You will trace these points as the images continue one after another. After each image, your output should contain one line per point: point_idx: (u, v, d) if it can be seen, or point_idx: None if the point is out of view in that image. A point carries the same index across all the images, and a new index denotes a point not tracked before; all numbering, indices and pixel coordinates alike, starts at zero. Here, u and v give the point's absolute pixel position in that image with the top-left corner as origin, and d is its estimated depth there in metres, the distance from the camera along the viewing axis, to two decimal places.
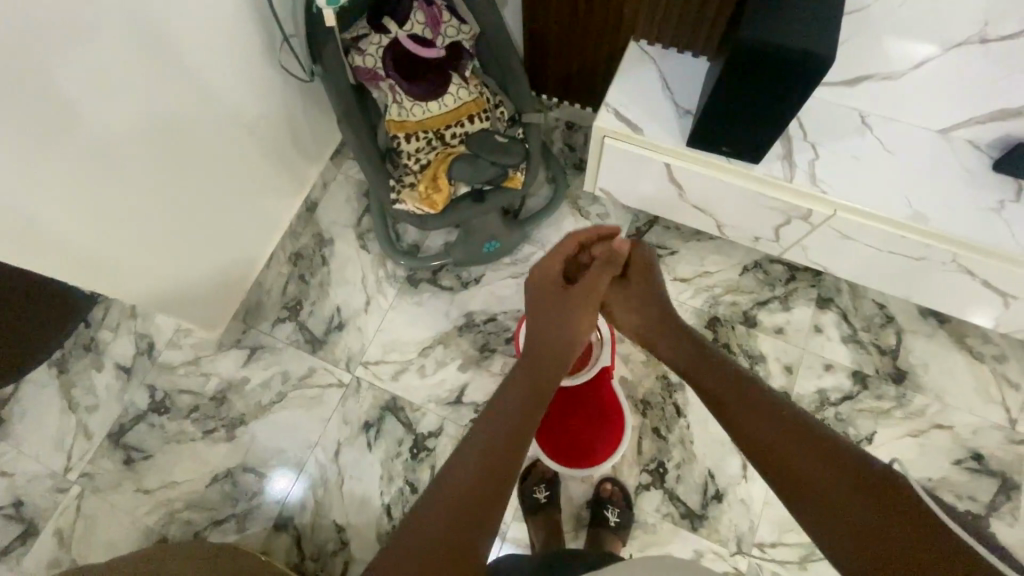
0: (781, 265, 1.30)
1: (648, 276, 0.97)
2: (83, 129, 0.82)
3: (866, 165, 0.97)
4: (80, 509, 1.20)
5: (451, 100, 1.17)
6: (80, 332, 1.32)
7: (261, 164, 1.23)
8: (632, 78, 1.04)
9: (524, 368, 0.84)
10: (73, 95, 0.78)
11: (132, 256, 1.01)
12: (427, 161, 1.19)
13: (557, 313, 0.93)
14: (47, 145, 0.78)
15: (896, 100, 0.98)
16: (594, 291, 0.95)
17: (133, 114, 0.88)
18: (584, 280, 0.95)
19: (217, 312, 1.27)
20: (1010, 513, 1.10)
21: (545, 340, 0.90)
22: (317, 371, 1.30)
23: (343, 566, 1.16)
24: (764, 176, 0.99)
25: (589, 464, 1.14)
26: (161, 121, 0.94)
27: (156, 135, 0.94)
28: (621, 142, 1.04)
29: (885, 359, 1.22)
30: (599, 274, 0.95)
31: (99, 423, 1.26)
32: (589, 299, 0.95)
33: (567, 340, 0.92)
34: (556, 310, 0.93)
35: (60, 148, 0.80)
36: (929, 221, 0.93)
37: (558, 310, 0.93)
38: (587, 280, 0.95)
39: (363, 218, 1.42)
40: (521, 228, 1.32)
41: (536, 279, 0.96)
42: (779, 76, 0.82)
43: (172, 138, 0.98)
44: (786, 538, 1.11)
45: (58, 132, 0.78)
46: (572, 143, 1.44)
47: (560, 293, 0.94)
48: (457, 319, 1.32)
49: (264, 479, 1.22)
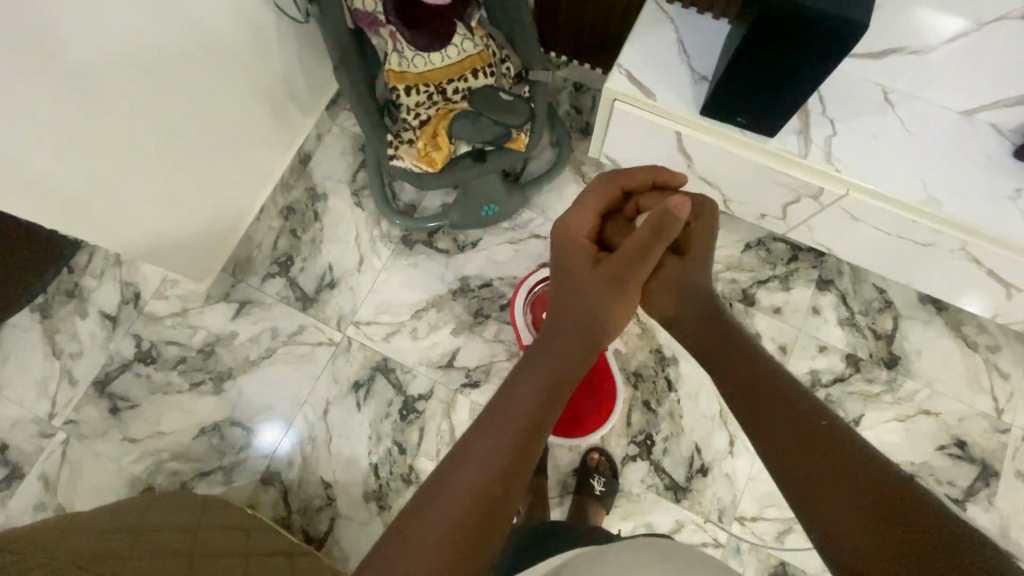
0: (783, 244, 1.27)
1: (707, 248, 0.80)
2: (71, 67, 0.77)
3: (884, 145, 0.93)
4: (66, 455, 1.20)
5: (455, 52, 1.09)
6: (62, 277, 1.28)
7: (255, 111, 1.17)
8: (647, 39, 0.97)
9: (541, 356, 0.66)
10: (58, 28, 0.73)
11: (124, 204, 0.97)
12: (427, 116, 1.13)
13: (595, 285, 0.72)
14: (35, 82, 0.73)
15: (920, 77, 0.94)
16: (642, 262, 0.74)
17: (122, 53, 0.83)
18: (625, 248, 0.73)
19: (208, 265, 1.25)
20: (986, 498, 1.13)
21: (573, 322, 0.70)
22: (307, 329, 1.27)
23: (329, 521, 1.17)
24: (778, 151, 0.95)
25: (580, 433, 1.14)
26: (150, 60, 0.89)
27: (147, 76, 0.90)
28: (632, 107, 0.99)
29: (880, 343, 1.21)
30: (653, 233, 0.73)
31: (84, 370, 1.24)
32: (633, 275, 0.73)
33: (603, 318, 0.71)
34: (591, 284, 0.73)
35: (47, 85, 0.75)
36: (943, 206, 0.90)
37: (596, 289, 0.72)
38: (633, 244, 0.73)
39: (358, 174, 1.37)
40: (522, 192, 1.28)
41: (567, 237, 0.79)
42: (807, 47, 0.77)
43: (163, 81, 0.93)
44: (767, 513, 1.13)
45: (42, 66, 0.73)
46: (579, 105, 1.38)
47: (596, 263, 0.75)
48: (452, 283, 1.29)
49: (251, 433, 1.22)
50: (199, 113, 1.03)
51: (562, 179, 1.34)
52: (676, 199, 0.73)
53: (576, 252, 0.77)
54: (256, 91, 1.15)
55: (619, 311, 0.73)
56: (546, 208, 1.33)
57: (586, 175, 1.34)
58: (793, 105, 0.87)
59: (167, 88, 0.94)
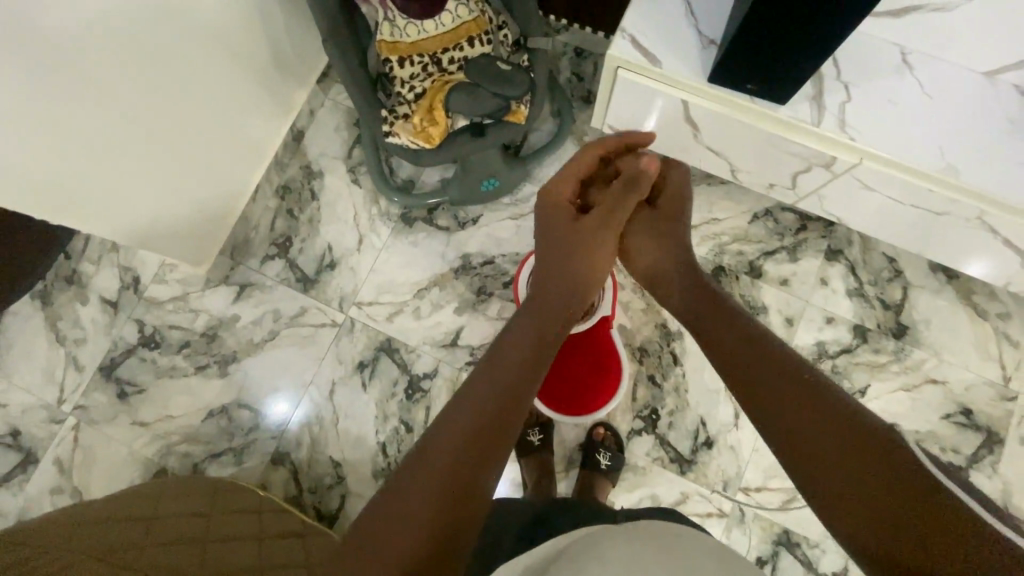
0: (792, 214, 1.25)
1: (678, 203, 0.89)
2: (64, 67, 0.76)
3: (898, 111, 0.89)
4: (77, 440, 1.21)
5: (449, 19, 1.04)
6: (60, 263, 1.27)
7: (244, 86, 1.12)
8: (655, 2, 0.92)
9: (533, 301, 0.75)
10: (44, 26, 0.71)
11: (116, 193, 0.95)
12: (423, 89, 1.08)
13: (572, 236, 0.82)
14: (30, 87, 0.73)
15: (945, 37, 0.88)
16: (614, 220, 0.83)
17: (111, 48, 0.82)
18: (600, 209, 0.84)
19: (207, 249, 1.23)
20: (991, 465, 1.13)
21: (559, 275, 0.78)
22: (309, 311, 1.27)
23: (340, 499, 1.19)
24: (789, 119, 0.91)
25: (554, 409, 1.14)
26: (142, 55, 0.88)
27: (143, 71, 0.89)
28: (638, 76, 0.94)
29: (887, 314, 1.20)
30: (625, 194, 0.85)
31: (89, 356, 1.24)
32: (607, 230, 0.83)
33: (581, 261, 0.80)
34: (573, 234, 0.82)
35: (33, 79, 0.73)
36: (961, 174, 0.87)
37: (576, 244, 0.81)
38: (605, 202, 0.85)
39: (355, 149, 1.34)
40: (523, 165, 1.24)
41: (547, 203, 0.87)
42: (828, 11, 0.72)
43: (156, 75, 0.91)
44: (770, 483, 1.14)
45: (27, 61, 0.71)
46: (581, 72, 1.32)
47: (575, 222, 0.83)
48: (454, 261, 1.27)
49: (260, 413, 1.23)
50: (197, 103, 1.02)
51: (563, 150, 1.30)
52: (645, 158, 0.87)
53: (549, 209, 0.86)
54: (244, 67, 1.10)
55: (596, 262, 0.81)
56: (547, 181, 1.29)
57: None
58: (805, 71, 0.82)
59: (148, 67, 0.89)
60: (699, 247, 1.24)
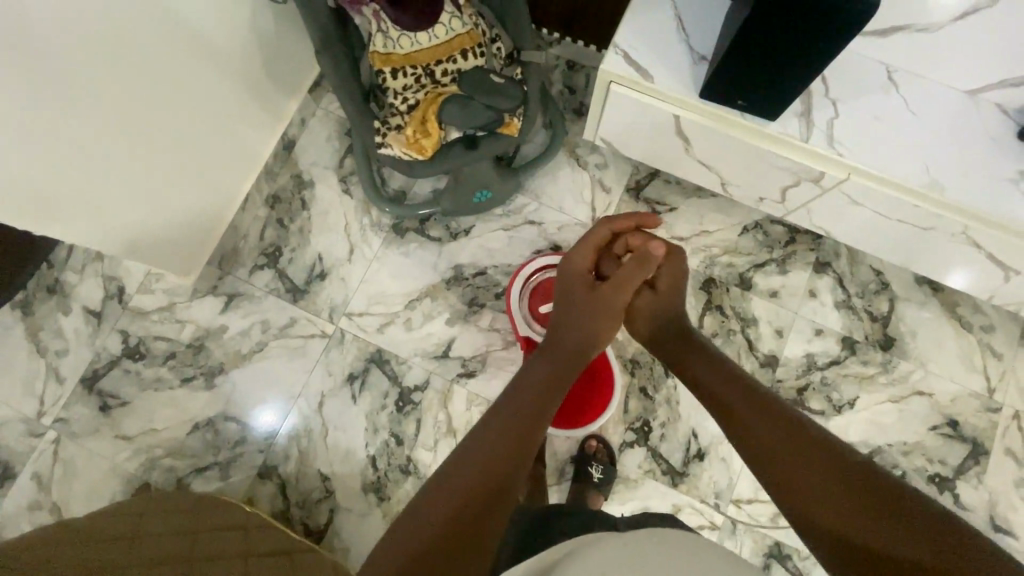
0: (781, 227, 1.26)
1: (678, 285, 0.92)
2: (58, 77, 0.76)
3: (886, 128, 0.90)
4: (57, 453, 1.18)
5: (442, 32, 1.04)
6: (41, 273, 1.24)
7: (236, 96, 1.12)
8: (645, 17, 0.93)
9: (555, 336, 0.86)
10: (38, 36, 0.71)
11: (108, 203, 0.94)
12: (415, 101, 1.08)
13: (586, 306, 0.87)
14: (25, 98, 0.73)
15: (925, 55, 0.91)
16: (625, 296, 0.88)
17: (104, 58, 0.82)
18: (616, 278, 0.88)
19: (195, 258, 1.21)
20: (976, 475, 1.15)
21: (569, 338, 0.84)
22: (299, 322, 1.25)
23: (329, 513, 1.17)
24: (779, 134, 0.92)
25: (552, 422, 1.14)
26: (138, 65, 0.88)
27: (138, 81, 0.89)
28: (630, 89, 0.95)
29: (875, 326, 1.22)
30: (637, 267, 0.89)
31: (71, 368, 1.21)
32: (617, 302, 0.88)
33: (590, 331, 0.86)
34: (583, 304, 0.87)
35: (29, 90, 0.73)
36: (944, 190, 0.88)
37: (589, 311, 0.87)
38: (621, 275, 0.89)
39: (346, 159, 1.33)
40: (516, 176, 1.23)
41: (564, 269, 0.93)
42: (815, 29, 0.73)
43: (152, 84, 0.92)
44: (761, 495, 1.14)
45: (22, 71, 0.71)
46: (573, 85, 1.33)
47: (590, 290, 0.89)
48: (445, 271, 1.27)
49: (247, 425, 1.21)
50: (192, 113, 1.02)
51: (555, 162, 1.30)
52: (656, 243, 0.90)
53: (568, 281, 0.91)
54: (236, 76, 1.10)
55: (599, 332, 0.86)
56: (539, 193, 1.29)
57: (581, 158, 1.31)
58: (795, 88, 0.83)
59: (136, 73, 0.88)
60: (690, 260, 1.25)
